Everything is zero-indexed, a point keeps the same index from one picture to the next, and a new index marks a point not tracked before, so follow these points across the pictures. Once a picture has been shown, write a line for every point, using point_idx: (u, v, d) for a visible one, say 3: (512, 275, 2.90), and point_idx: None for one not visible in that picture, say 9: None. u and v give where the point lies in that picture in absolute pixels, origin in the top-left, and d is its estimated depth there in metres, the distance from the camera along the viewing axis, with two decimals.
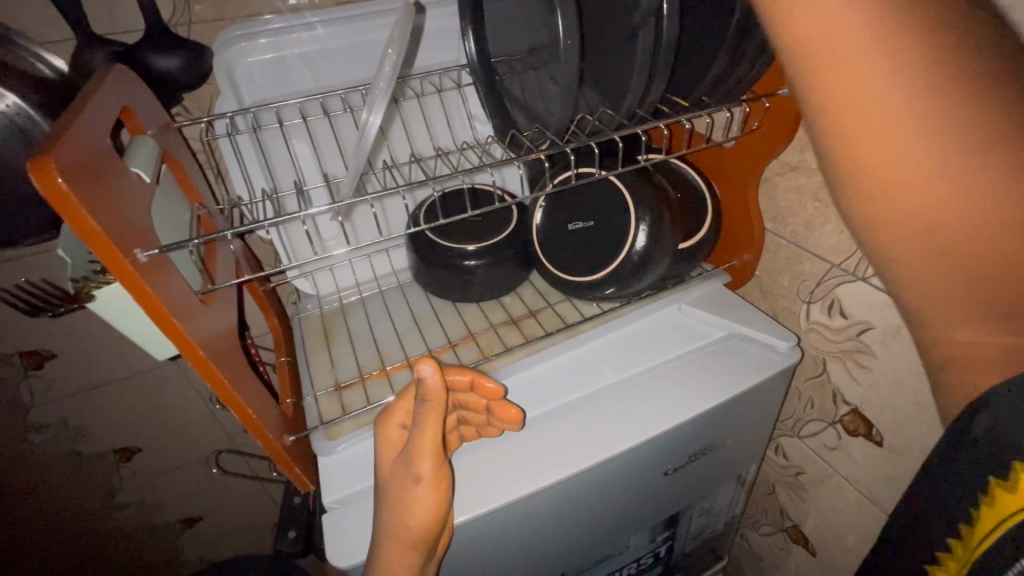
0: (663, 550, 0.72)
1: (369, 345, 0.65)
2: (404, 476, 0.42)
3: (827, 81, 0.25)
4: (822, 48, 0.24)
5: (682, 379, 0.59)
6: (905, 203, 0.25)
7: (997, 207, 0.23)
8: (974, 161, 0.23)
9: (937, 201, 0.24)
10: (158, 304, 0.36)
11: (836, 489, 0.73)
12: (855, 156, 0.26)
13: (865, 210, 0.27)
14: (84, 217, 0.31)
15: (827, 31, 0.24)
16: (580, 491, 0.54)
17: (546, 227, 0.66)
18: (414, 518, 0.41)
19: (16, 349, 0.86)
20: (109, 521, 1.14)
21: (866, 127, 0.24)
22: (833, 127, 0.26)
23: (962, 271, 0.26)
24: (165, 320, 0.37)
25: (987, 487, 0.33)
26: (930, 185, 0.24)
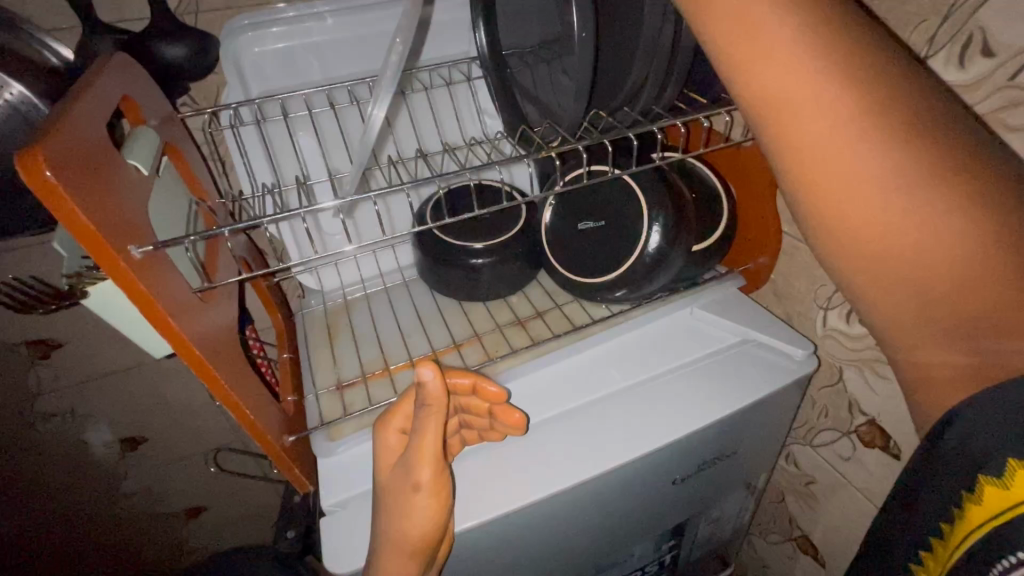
0: (669, 558, 0.71)
1: (372, 344, 0.64)
2: (403, 483, 0.41)
3: (786, 120, 0.29)
4: (784, 98, 0.28)
5: (692, 387, 0.57)
6: (858, 224, 0.29)
7: (933, 225, 0.28)
8: (912, 186, 0.27)
9: (884, 221, 0.28)
10: (152, 302, 0.35)
11: (848, 500, 0.72)
12: (809, 167, 0.29)
13: (819, 218, 0.30)
14: (75, 210, 0.30)
15: (785, 84, 0.28)
16: (584, 499, 0.53)
17: (555, 226, 0.64)
18: (414, 526, 0.40)
19: (25, 338, 0.86)
20: (114, 510, 1.15)
21: (816, 142, 0.28)
22: (787, 140, 0.29)
23: (906, 282, 0.30)
24: (160, 318, 0.36)
25: (971, 487, 0.34)
26: (877, 207, 0.28)
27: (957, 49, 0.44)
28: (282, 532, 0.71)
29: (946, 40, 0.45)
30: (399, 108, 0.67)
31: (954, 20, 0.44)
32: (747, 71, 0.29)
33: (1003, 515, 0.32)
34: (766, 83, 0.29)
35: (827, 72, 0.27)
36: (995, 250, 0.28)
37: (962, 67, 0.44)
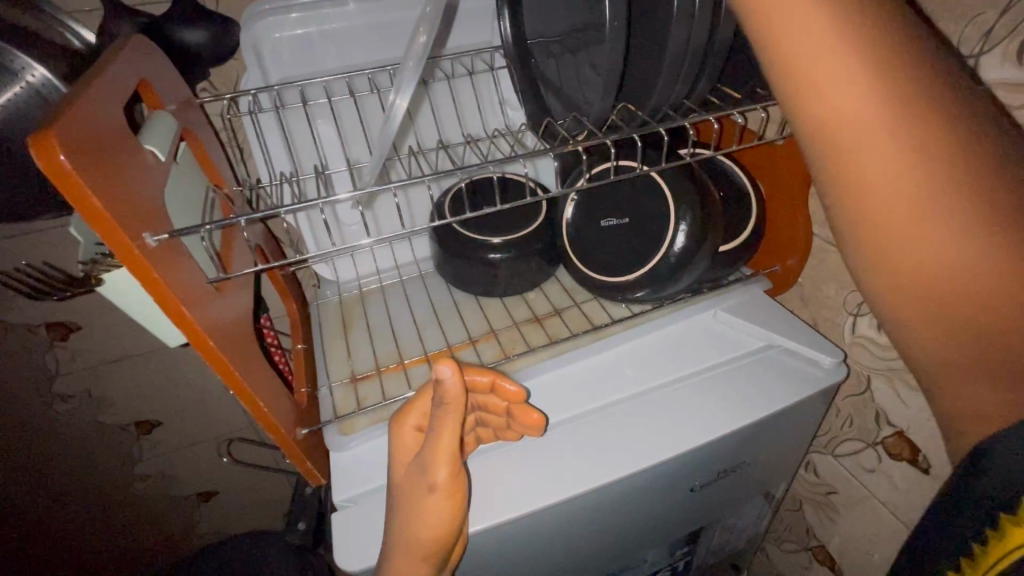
0: (682, 564, 0.69)
1: (387, 337, 0.63)
2: (418, 484, 0.40)
3: (837, 139, 0.26)
4: (840, 114, 0.26)
5: (715, 393, 0.55)
6: (897, 247, 0.27)
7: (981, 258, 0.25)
8: (962, 213, 0.25)
9: (927, 246, 0.26)
10: (166, 291, 0.34)
11: (870, 512, 0.69)
12: (860, 191, 0.27)
13: (862, 243, 0.28)
14: (88, 196, 0.29)
15: (842, 100, 0.26)
16: (601, 503, 0.52)
17: (577, 222, 0.63)
18: (428, 527, 0.39)
19: (44, 320, 0.87)
20: (129, 490, 1.17)
21: (868, 166, 0.26)
22: (838, 161, 0.27)
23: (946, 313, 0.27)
24: (173, 308, 0.35)
25: None
26: (923, 232, 0.26)
27: (1015, 44, 0.41)
28: (293, 523, 0.71)
29: (1003, 36, 0.42)
30: (419, 98, 0.65)
31: (1014, 13, 0.41)
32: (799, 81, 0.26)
33: None
34: (810, 86, 0.26)
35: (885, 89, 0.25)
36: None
37: (1020, 64, 0.42)
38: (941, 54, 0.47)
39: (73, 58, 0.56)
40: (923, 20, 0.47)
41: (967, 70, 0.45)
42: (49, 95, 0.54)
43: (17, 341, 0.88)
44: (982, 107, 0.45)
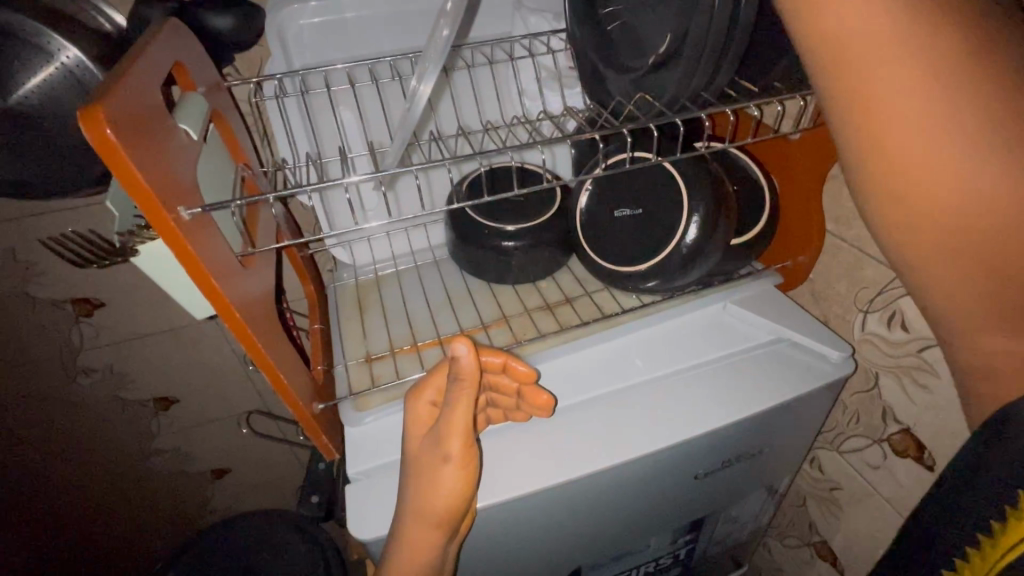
0: (683, 552, 0.70)
1: (402, 320, 0.64)
2: (431, 454, 0.41)
3: (864, 100, 0.26)
4: (870, 75, 0.26)
5: (722, 384, 0.56)
6: (904, 178, 0.26)
7: (989, 185, 0.25)
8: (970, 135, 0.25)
9: (936, 173, 0.25)
10: (198, 263, 0.36)
11: (873, 509, 0.70)
12: (890, 154, 0.26)
13: (888, 210, 0.28)
14: (131, 169, 0.31)
15: (871, 57, 0.25)
16: (606, 487, 0.53)
17: (591, 212, 0.63)
18: (440, 498, 0.41)
19: (70, 296, 0.91)
20: (145, 465, 1.20)
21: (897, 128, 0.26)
22: (866, 123, 0.26)
23: (952, 251, 0.27)
24: (205, 280, 0.37)
25: None
26: (933, 158, 0.25)
27: None
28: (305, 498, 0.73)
29: None
30: (439, 86, 0.66)
31: None
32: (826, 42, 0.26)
33: None
34: (840, 49, 0.26)
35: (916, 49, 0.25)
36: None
37: None
38: None
39: (108, 41, 0.59)
40: None
41: None
42: (88, 81, 0.57)
43: (44, 315, 0.92)
44: None
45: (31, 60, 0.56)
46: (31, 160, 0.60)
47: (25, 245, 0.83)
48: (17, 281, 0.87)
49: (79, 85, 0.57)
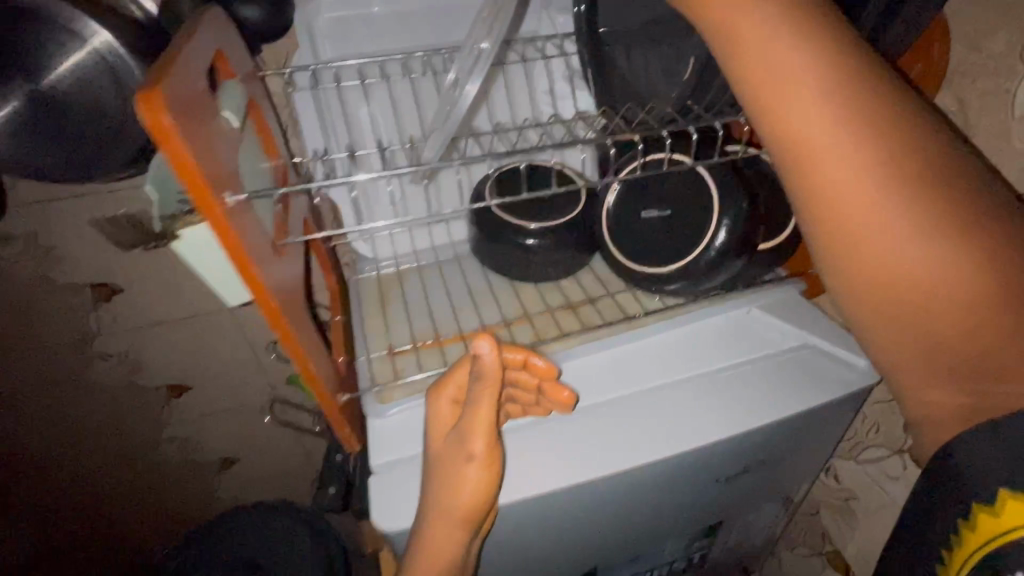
0: (697, 557, 0.70)
1: (425, 315, 0.64)
2: (457, 452, 0.40)
3: (812, 173, 0.33)
4: (820, 153, 0.32)
5: (745, 389, 0.56)
6: (850, 234, 0.33)
7: (916, 237, 0.31)
8: (903, 191, 0.31)
9: (875, 233, 0.32)
10: (240, 249, 0.36)
11: (890, 520, 0.70)
12: (839, 217, 0.33)
13: (845, 266, 0.34)
14: (184, 154, 0.31)
15: (816, 137, 0.32)
16: (628, 487, 0.53)
17: (619, 212, 0.63)
18: (467, 495, 0.40)
19: (90, 280, 0.92)
20: (155, 452, 1.21)
21: (843, 202, 0.32)
22: (820, 195, 0.33)
23: (903, 303, 0.33)
24: (245, 267, 0.37)
25: (967, 514, 0.36)
26: (869, 217, 0.32)
27: None
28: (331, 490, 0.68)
29: None
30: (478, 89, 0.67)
31: None
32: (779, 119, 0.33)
33: (994, 541, 0.34)
34: (791, 132, 0.33)
35: (849, 134, 0.31)
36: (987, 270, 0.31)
37: None
38: (1003, 62, 0.50)
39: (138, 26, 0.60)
40: (982, 27, 0.51)
41: None
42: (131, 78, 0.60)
43: (63, 299, 0.93)
44: None
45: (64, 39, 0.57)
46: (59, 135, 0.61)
47: (47, 230, 0.84)
48: (39, 264, 0.87)
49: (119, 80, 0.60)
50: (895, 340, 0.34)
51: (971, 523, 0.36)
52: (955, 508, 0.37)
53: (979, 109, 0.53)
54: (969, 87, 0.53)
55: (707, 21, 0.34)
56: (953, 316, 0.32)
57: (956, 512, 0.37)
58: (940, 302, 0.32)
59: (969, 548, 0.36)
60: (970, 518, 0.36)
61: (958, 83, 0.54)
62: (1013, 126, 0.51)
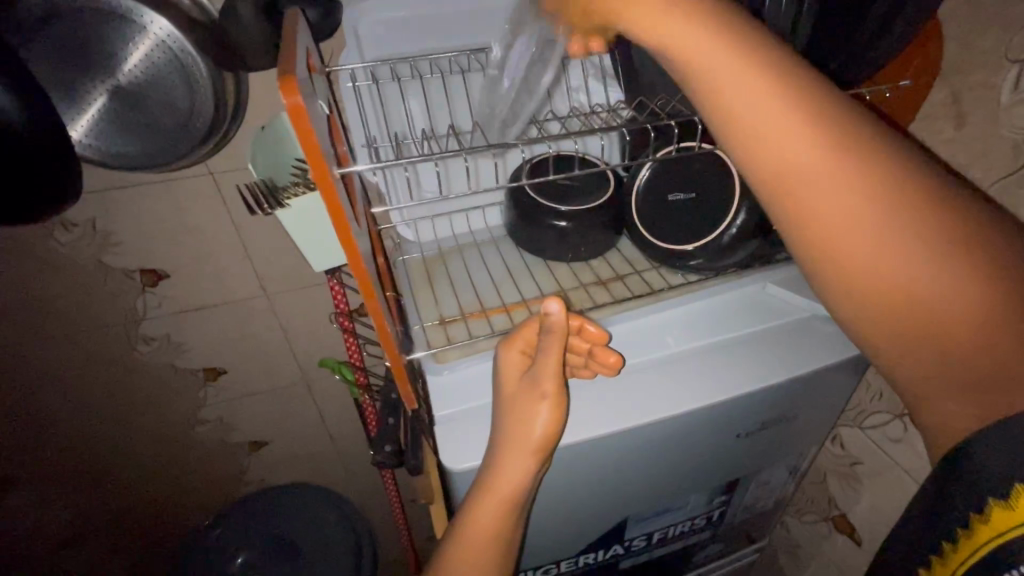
0: (717, 514, 0.76)
1: (469, 290, 0.71)
2: (531, 393, 0.48)
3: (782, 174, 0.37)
4: (785, 150, 0.36)
5: (762, 352, 0.63)
6: (823, 226, 0.37)
7: (882, 232, 0.36)
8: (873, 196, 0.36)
9: (844, 230, 0.37)
10: (343, 216, 0.42)
11: (892, 481, 0.76)
12: (808, 217, 0.37)
13: (822, 265, 0.38)
14: (310, 133, 0.37)
15: (775, 130, 0.36)
16: (659, 437, 0.60)
17: (647, 196, 0.69)
18: (538, 428, 0.47)
19: (139, 265, 0.96)
20: (190, 433, 1.26)
21: (807, 204, 0.37)
22: (791, 194, 0.37)
23: (876, 294, 0.37)
24: (343, 231, 0.43)
25: (1005, 497, 0.38)
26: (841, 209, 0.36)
27: None
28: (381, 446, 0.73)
29: None
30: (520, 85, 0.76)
31: None
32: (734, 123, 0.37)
33: (1011, 531, 0.38)
34: (752, 132, 0.37)
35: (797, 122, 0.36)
36: (943, 250, 0.35)
37: None
38: (989, 58, 0.57)
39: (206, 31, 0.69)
40: (973, 29, 0.57)
41: (1013, 75, 0.55)
42: (195, 70, 0.69)
43: (114, 283, 0.98)
44: (1020, 108, 0.55)
45: (134, 37, 0.67)
46: (143, 123, 0.71)
47: (105, 216, 0.89)
48: (95, 249, 0.93)
49: (185, 72, 0.70)
50: (871, 320, 0.39)
51: (1007, 505, 0.39)
52: (964, 511, 0.42)
53: (968, 102, 0.60)
54: (961, 82, 0.60)
55: None
56: (944, 309, 0.36)
57: (985, 493, 0.40)
58: (923, 295, 0.36)
59: (991, 534, 0.40)
60: (1006, 501, 0.39)
61: (951, 79, 0.61)
62: (1001, 116, 0.57)
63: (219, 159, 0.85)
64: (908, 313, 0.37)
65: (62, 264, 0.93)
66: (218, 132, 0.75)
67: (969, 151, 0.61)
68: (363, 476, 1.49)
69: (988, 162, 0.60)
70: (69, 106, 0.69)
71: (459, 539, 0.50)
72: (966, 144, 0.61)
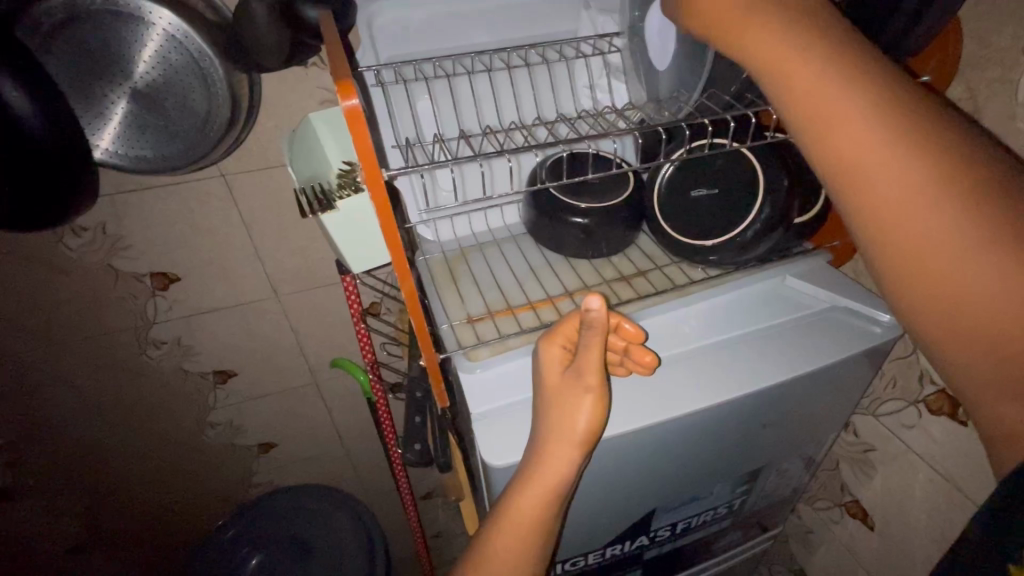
0: (738, 503, 0.77)
1: (494, 288, 0.71)
2: (574, 386, 0.49)
3: (847, 163, 0.38)
4: (848, 142, 0.38)
5: (785, 344, 0.64)
6: (891, 215, 0.37)
7: (960, 233, 0.35)
8: (937, 195, 0.35)
9: (918, 223, 0.36)
10: (387, 204, 0.45)
11: (907, 466, 0.79)
12: (880, 211, 0.38)
13: (890, 261, 0.39)
14: (364, 134, 0.40)
15: (833, 113, 0.38)
16: (689, 430, 0.61)
17: (669, 194, 0.70)
18: (581, 420, 0.49)
19: (150, 269, 0.95)
20: (200, 436, 1.25)
21: (876, 194, 0.38)
22: (861, 185, 0.38)
23: (949, 305, 0.36)
24: (388, 219, 0.46)
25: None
26: (911, 202, 0.36)
27: None
28: (409, 444, 0.74)
29: None
30: (543, 83, 0.76)
31: None
32: (792, 94, 0.40)
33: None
34: (821, 118, 0.39)
35: (863, 107, 0.37)
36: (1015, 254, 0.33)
37: None
38: (1007, 55, 0.58)
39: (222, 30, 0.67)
40: (991, 27, 0.59)
41: None
42: (210, 71, 0.68)
43: (124, 287, 0.97)
44: None
45: (148, 38, 0.66)
46: (161, 125, 0.71)
47: (115, 219, 0.88)
48: (105, 253, 0.91)
49: (201, 73, 0.68)
50: (941, 320, 0.38)
51: None
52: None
53: (985, 98, 0.62)
54: (978, 78, 0.62)
55: (765, 29, 0.41)
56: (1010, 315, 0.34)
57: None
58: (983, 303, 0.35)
59: None
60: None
61: (968, 74, 0.63)
62: (1017, 111, 0.59)
63: (233, 160, 0.84)
64: (960, 319, 0.36)
65: (71, 268, 0.92)
66: (232, 132, 0.74)
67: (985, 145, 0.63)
68: (373, 476, 1.50)
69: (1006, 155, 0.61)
70: (86, 110, 0.69)
71: (497, 525, 0.51)
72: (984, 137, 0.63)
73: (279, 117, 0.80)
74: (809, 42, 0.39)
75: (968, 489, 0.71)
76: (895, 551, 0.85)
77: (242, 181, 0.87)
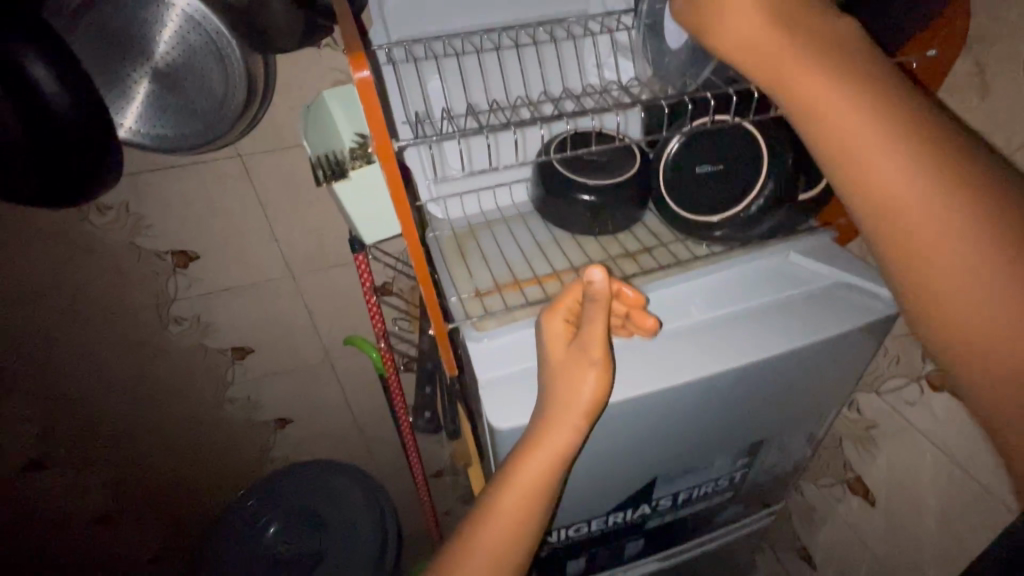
0: (739, 475, 0.79)
1: (502, 263, 0.73)
2: (580, 358, 0.51)
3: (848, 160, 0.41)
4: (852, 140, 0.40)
5: (786, 317, 0.66)
6: (891, 209, 0.40)
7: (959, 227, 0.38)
8: (937, 188, 0.39)
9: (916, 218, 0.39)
10: (397, 176, 0.47)
11: (908, 442, 0.80)
12: (884, 204, 0.40)
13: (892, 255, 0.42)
14: (375, 106, 0.42)
15: (831, 108, 0.41)
16: (690, 400, 0.63)
17: (673, 171, 0.71)
18: (587, 390, 0.51)
19: (170, 247, 0.98)
20: (220, 411, 1.30)
21: (878, 190, 0.40)
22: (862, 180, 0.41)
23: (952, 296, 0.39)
24: (397, 189, 0.48)
25: None
26: (910, 196, 0.39)
27: None
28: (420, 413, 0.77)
29: None
30: (551, 61, 0.77)
31: None
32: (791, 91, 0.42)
33: None
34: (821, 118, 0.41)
35: (860, 108, 0.40)
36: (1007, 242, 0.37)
37: None
38: (1017, 29, 0.58)
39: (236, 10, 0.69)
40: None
41: None
42: (228, 51, 0.70)
43: (146, 266, 1.00)
44: None
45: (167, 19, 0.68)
46: (179, 105, 0.73)
47: (136, 198, 0.91)
48: (127, 232, 0.95)
49: (218, 53, 0.70)
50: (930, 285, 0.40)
51: None
52: None
53: (993, 73, 0.62)
54: (986, 52, 0.62)
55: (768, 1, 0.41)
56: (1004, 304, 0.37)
57: None
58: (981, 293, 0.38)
59: None
60: None
61: (975, 49, 0.63)
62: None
63: (250, 141, 0.87)
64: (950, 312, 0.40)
65: (96, 246, 0.95)
66: (249, 112, 0.76)
67: (991, 122, 0.63)
68: (385, 453, 1.54)
69: (1012, 131, 0.61)
70: (110, 89, 0.72)
71: (501, 488, 0.53)
72: (991, 113, 0.63)
73: (293, 98, 0.82)
74: (809, 43, 0.41)
75: (968, 463, 0.72)
76: (896, 526, 0.87)
77: (259, 161, 0.90)
